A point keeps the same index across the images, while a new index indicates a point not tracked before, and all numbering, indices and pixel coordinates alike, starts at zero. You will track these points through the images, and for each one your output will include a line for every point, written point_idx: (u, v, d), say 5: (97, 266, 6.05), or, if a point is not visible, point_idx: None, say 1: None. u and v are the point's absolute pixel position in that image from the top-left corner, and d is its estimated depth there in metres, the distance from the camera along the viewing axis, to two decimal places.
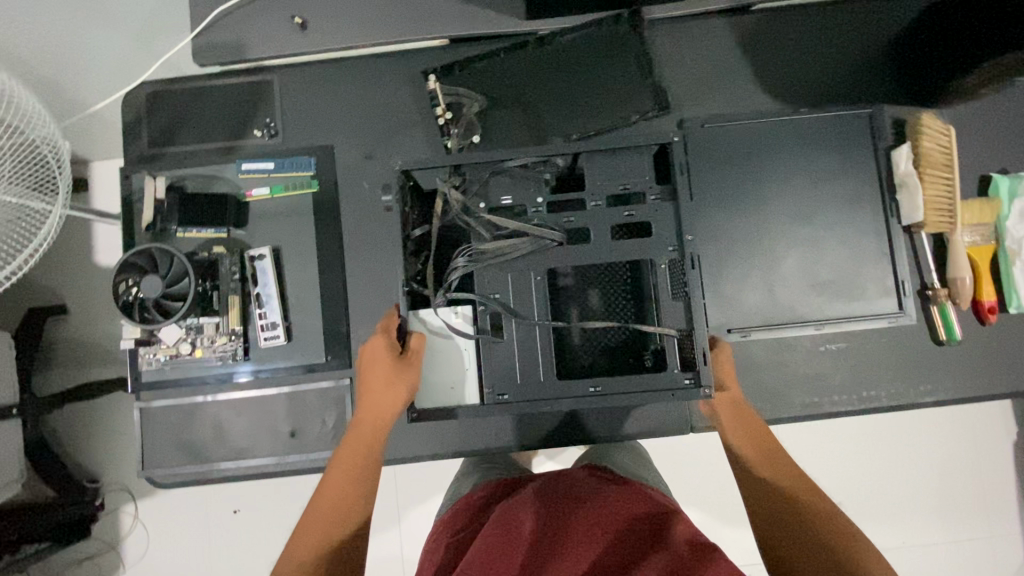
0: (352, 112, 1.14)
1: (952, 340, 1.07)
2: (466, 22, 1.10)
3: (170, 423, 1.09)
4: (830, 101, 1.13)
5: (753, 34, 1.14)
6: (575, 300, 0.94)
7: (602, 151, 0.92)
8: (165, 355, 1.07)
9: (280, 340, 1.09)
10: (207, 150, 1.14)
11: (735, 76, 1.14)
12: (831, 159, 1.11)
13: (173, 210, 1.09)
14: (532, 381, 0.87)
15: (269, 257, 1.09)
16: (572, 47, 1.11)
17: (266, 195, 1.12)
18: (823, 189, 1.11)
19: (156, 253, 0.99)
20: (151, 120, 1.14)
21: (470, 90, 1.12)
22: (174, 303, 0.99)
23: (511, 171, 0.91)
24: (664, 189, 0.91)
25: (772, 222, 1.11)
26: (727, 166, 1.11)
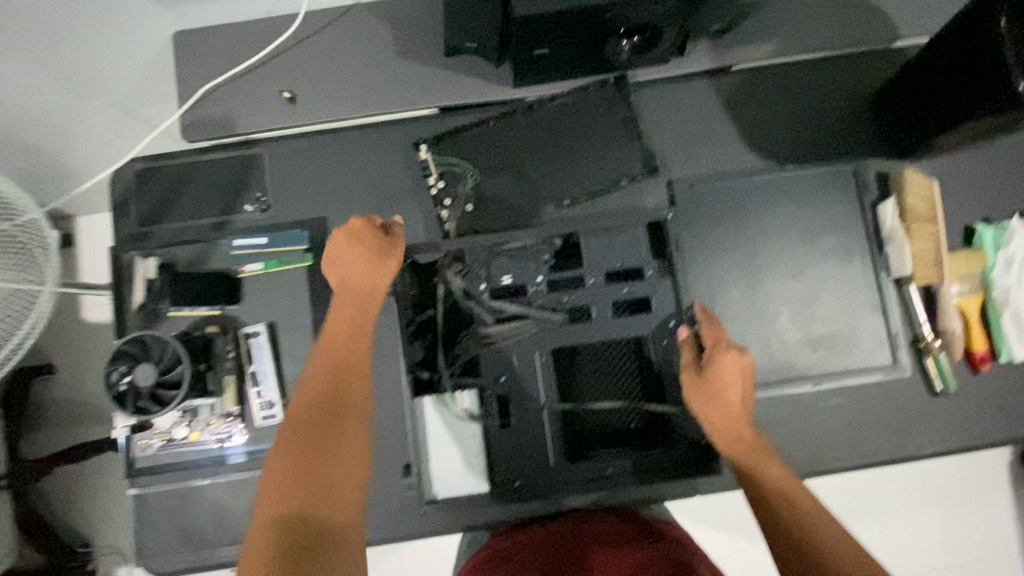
0: (345, 183, 1.15)
1: (948, 390, 1.09)
2: (455, 93, 1.12)
3: (169, 507, 1.08)
4: (814, 157, 1.16)
5: (736, 94, 1.17)
6: (580, 373, 0.95)
7: (599, 226, 0.93)
8: (160, 440, 1.07)
9: (278, 418, 1.08)
10: (198, 227, 1.13)
11: (720, 135, 1.16)
12: (820, 214, 1.13)
13: (165, 290, 1.08)
14: (541, 463, 0.88)
15: (265, 334, 1.09)
16: (561, 110, 1.12)
17: (259, 271, 1.11)
18: (814, 246, 1.12)
19: (148, 341, 0.98)
20: (139, 197, 1.13)
21: (464, 158, 1.12)
22: (170, 391, 0.98)
23: (510, 251, 0.92)
24: (661, 263, 0.93)
25: (765, 279, 1.12)
26: (720, 224, 1.13)
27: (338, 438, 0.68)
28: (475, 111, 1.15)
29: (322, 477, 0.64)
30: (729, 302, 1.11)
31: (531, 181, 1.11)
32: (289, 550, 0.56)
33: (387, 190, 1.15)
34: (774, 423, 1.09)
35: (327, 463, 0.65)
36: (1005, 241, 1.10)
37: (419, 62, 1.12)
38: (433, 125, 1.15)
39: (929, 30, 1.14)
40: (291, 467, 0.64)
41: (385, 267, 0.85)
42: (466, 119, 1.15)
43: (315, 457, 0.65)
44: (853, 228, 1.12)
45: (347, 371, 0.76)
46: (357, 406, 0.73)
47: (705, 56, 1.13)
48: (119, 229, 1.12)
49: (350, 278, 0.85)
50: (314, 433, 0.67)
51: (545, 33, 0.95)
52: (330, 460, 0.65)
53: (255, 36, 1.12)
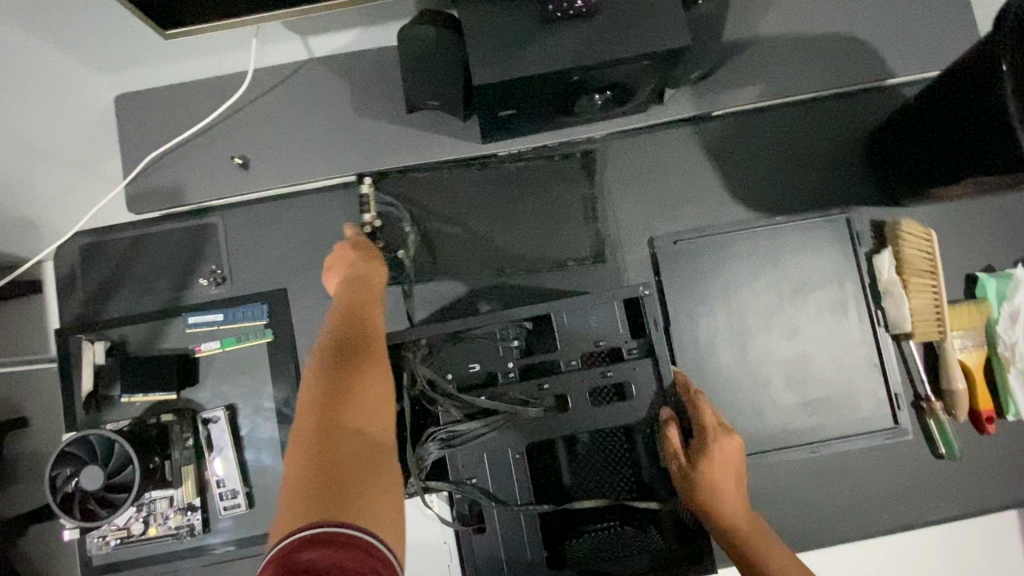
0: (306, 250, 1.07)
1: (952, 455, 1.02)
2: (420, 153, 1.04)
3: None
4: (806, 207, 1.09)
5: (720, 142, 1.10)
6: (562, 465, 0.86)
7: (571, 304, 0.83)
8: (115, 538, 0.99)
9: (241, 508, 1.00)
10: (151, 305, 1.06)
11: (704, 187, 1.10)
12: (811, 269, 1.06)
13: (115, 376, 1.01)
14: (521, 574, 0.79)
15: (224, 418, 1.01)
16: (529, 169, 1.09)
17: (216, 349, 1.04)
18: (807, 302, 1.06)
19: (94, 439, 0.91)
20: (87, 275, 1.06)
21: (434, 228, 1.07)
22: (118, 495, 0.90)
23: (475, 334, 0.84)
24: (641, 342, 0.83)
25: (755, 339, 1.05)
26: (707, 281, 1.06)
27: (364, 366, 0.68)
28: (443, 169, 1.07)
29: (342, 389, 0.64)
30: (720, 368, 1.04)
31: (503, 247, 1.08)
32: (318, 459, 0.56)
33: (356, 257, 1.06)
34: (770, 494, 1.03)
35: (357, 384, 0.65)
36: (1009, 291, 1.03)
37: (380, 119, 1.05)
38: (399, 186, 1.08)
39: (923, 67, 1.07)
40: (335, 393, 0.63)
41: (379, 274, 0.90)
42: (434, 178, 1.08)
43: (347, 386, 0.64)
44: (847, 282, 1.05)
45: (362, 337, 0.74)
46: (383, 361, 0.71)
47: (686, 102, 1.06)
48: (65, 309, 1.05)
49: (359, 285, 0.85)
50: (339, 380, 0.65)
51: (512, 96, 0.88)
52: (365, 387, 0.65)
53: (203, 100, 1.05)
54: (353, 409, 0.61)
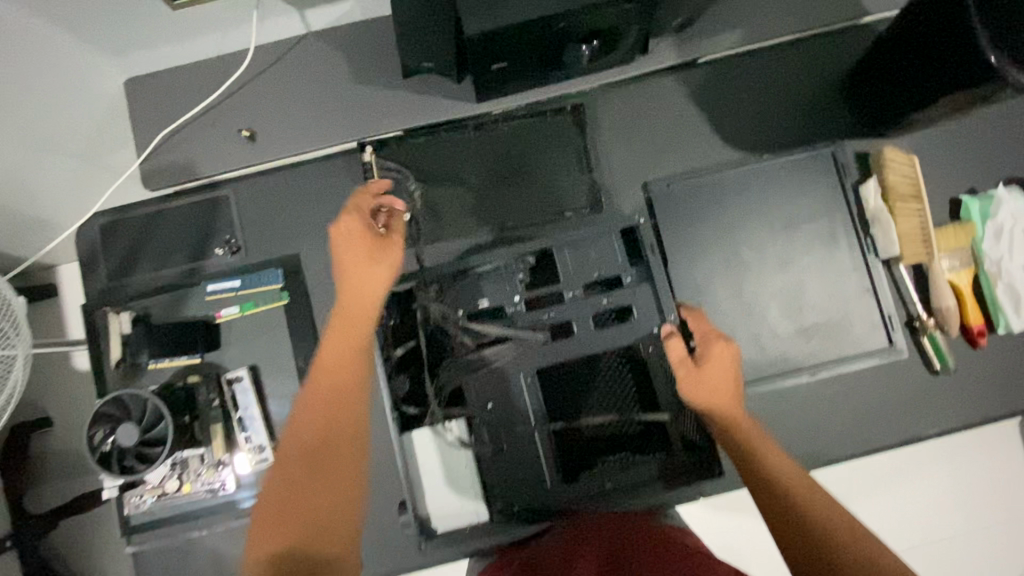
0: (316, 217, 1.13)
1: (946, 369, 1.06)
2: (420, 114, 1.08)
3: (172, 564, 1.07)
4: (789, 146, 1.14)
5: (703, 88, 1.15)
6: (572, 393, 0.91)
7: (572, 239, 0.89)
8: (152, 495, 1.04)
9: (269, 462, 1.05)
10: (172, 277, 1.10)
11: (691, 132, 1.15)
12: (803, 204, 1.10)
13: (139, 343, 1.03)
14: (539, 489, 0.84)
15: (247, 377, 1.07)
16: (517, 129, 1.12)
17: (236, 313, 1.12)
18: (801, 236, 1.10)
19: (128, 400, 0.96)
20: (107, 252, 1.11)
21: (434, 188, 1.11)
22: (153, 449, 0.95)
23: (483, 272, 0.89)
24: (640, 269, 0.88)
25: (751, 272, 1.09)
26: (701, 220, 1.10)
27: (324, 441, 0.64)
28: (440, 130, 1.11)
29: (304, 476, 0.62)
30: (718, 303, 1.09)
31: (501, 203, 1.12)
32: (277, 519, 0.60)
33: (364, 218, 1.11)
34: (772, 418, 1.08)
35: (316, 486, 0.62)
36: (993, 211, 1.07)
37: (377, 85, 1.09)
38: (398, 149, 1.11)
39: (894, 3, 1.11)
40: (284, 483, 0.62)
41: (389, 266, 0.74)
42: (432, 139, 1.12)
43: (300, 475, 0.62)
44: (837, 213, 1.09)
45: (323, 379, 0.68)
46: (342, 413, 0.66)
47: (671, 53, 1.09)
48: (90, 287, 1.10)
49: (349, 281, 0.73)
50: (293, 477, 0.62)
51: (502, 46, 0.91)
52: (314, 460, 0.63)
53: (207, 77, 1.09)
54: (299, 535, 0.59)
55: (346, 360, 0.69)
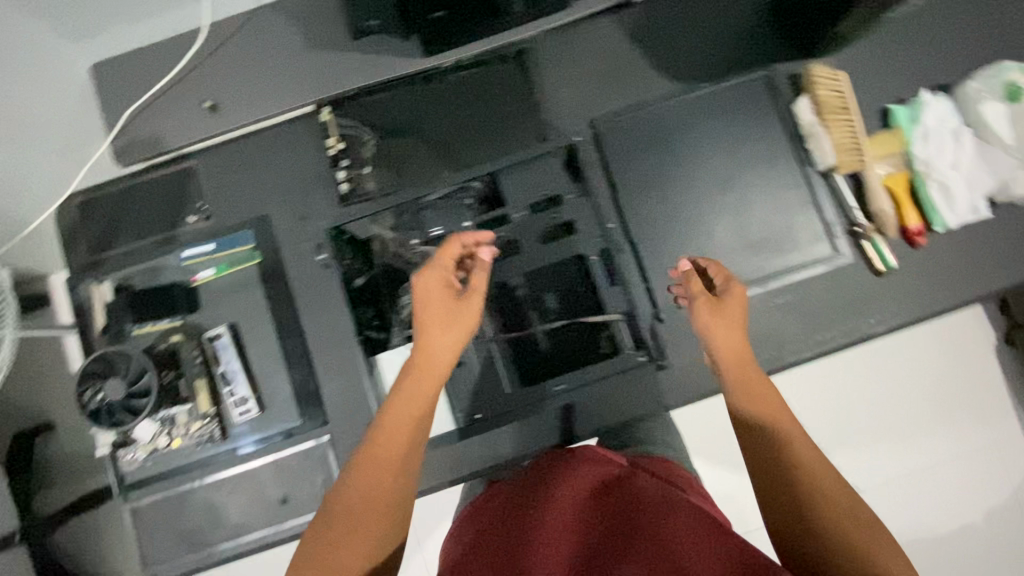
0: (274, 174, 1.16)
1: (890, 269, 1.11)
2: (370, 74, 1.15)
3: (163, 517, 1.10)
4: (729, 73, 1.18)
5: (640, 28, 1.19)
6: (530, 304, 1.13)
7: (512, 167, 1.11)
8: (144, 452, 1.10)
9: (254, 412, 1.11)
10: (149, 241, 1.16)
11: (634, 67, 1.18)
12: (744, 126, 1.16)
13: (124, 308, 1.12)
14: (500, 394, 1.06)
15: (226, 335, 1.12)
16: (466, 76, 1.18)
17: (211, 275, 1.16)
18: (743, 155, 1.15)
19: (112, 355, 1.02)
20: (85, 229, 1.16)
21: (381, 137, 1.16)
22: (141, 399, 1.00)
23: (434, 205, 1.13)
24: (571, 199, 1.10)
25: (699, 194, 1.14)
26: (649, 147, 1.15)
27: (378, 466, 0.75)
28: (380, 78, 1.15)
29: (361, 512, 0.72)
30: (669, 224, 1.13)
31: (448, 148, 1.15)
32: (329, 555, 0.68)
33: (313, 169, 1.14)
34: None
35: (367, 506, 0.73)
36: (921, 115, 1.13)
37: (326, 50, 1.16)
38: (351, 108, 1.16)
39: None
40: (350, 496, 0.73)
41: (464, 332, 0.86)
42: (373, 87, 1.16)
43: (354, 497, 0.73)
44: (773, 133, 1.15)
45: (396, 417, 0.79)
46: (407, 452, 0.78)
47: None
48: (68, 261, 1.15)
49: (433, 326, 0.85)
50: (353, 497, 0.73)
51: None
52: (373, 486, 0.74)
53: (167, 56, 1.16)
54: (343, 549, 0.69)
55: (423, 402, 0.81)
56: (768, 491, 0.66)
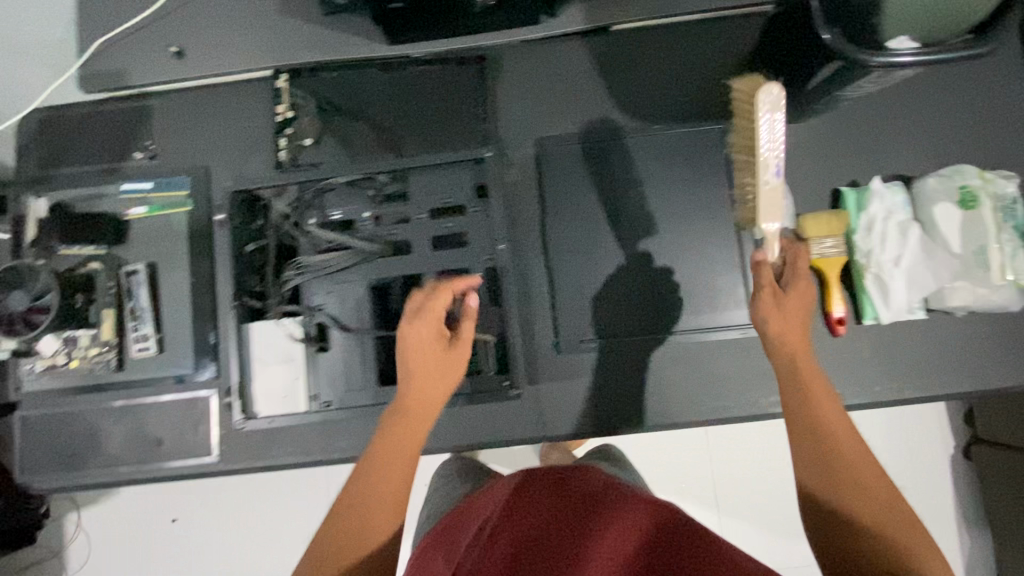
0: (393, 94, 0.99)
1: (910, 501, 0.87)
2: (579, 55, 0.99)
3: (45, 436, 0.96)
4: (1003, 271, 0.86)
5: (920, 165, 0.92)
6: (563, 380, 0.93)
7: (648, 250, 0.95)
8: (43, 366, 0.96)
9: (149, 352, 0.96)
10: (216, 102, 1.00)
11: (883, 201, 0.90)
12: (922, 345, 0.91)
13: (53, 227, 0.97)
14: (486, 436, 0.92)
15: (144, 273, 0.96)
16: (674, 111, 0.98)
17: (143, 215, 0.99)
18: (897, 383, 0.90)
19: (21, 268, 0.89)
20: (124, 50, 1.00)
21: (533, 125, 0.99)
22: (40, 317, 0.88)
23: (541, 234, 0.97)
24: (690, 326, 0.93)
25: (854, 395, 0.90)
26: (820, 315, 0.92)
27: (361, 532, 0.61)
28: (571, 65, 0.99)
29: (366, 522, 0.62)
30: (769, 407, 0.92)
31: (602, 178, 0.96)
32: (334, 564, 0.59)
33: (437, 112, 0.99)
34: None
35: (341, 556, 0.60)
36: None
37: None
38: (540, 68, 0.99)
39: None
40: (320, 551, 0.61)
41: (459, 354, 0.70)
42: (555, 65, 0.99)
43: (337, 546, 0.60)
44: (992, 375, 0.89)
45: (393, 468, 0.65)
46: (387, 523, 0.63)
47: (880, 123, 0.93)
48: (124, 81, 1.00)
49: (428, 386, 0.68)
50: (329, 542, 0.61)
51: None
52: (352, 538, 0.61)
53: None
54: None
55: (409, 453, 0.67)
56: (818, 480, 0.62)
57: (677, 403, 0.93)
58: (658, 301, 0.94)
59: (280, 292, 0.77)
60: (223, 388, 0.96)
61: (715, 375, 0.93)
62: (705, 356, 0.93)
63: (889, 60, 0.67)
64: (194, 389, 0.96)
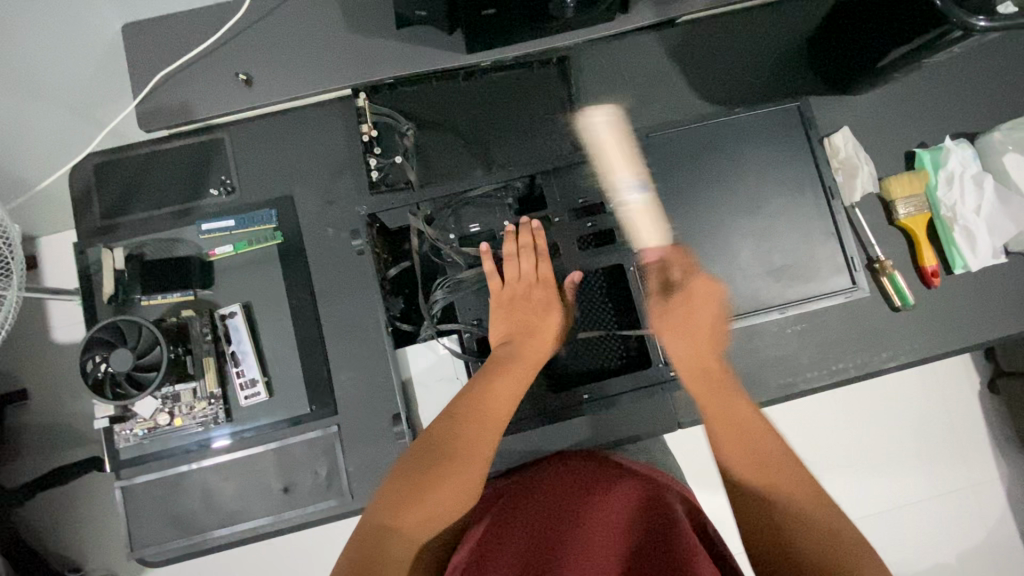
0: (478, 104, 0.99)
1: (907, 306, 0.95)
2: (653, 48, 1.01)
3: (154, 500, 0.89)
4: None
5: (980, 122, 1.00)
6: None
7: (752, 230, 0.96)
8: (142, 429, 0.89)
9: (260, 398, 0.90)
10: (294, 131, 0.97)
11: (960, 158, 0.96)
12: (1007, 289, 0.97)
13: (133, 280, 0.91)
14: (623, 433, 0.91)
15: (241, 315, 0.91)
16: (750, 95, 1.02)
17: (228, 254, 0.94)
18: (990, 326, 0.97)
19: (121, 325, 0.82)
20: (183, 83, 0.93)
21: (619, 122, 1.00)
22: (148, 374, 0.82)
23: None
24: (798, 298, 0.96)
25: (955, 341, 0.97)
26: (914, 272, 0.98)
27: (451, 466, 0.65)
28: (649, 61, 1.01)
29: (462, 445, 0.67)
30: (882, 364, 0.96)
31: (694, 163, 0.96)
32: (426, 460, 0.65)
33: (525, 118, 0.99)
34: None
35: (426, 488, 0.63)
36: None
37: None
38: (617, 65, 1.01)
39: None
40: (400, 484, 0.63)
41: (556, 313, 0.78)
42: (632, 62, 1.01)
43: (423, 473, 0.64)
44: None
45: (495, 408, 0.70)
46: (484, 451, 0.67)
47: (941, 88, 1.00)
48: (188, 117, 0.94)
49: (530, 328, 0.76)
50: (409, 479, 0.63)
51: None
52: (447, 441, 0.67)
53: None
54: (417, 515, 0.61)
55: (505, 411, 0.70)
56: (749, 467, 0.65)
57: (796, 372, 0.96)
58: (770, 277, 0.94)
59: (432, 310, 0.78)
60: (342, 423, 0.91)
61: (828, 340, 0.97)
62: (814, 324, 0.97)
63: (976, 23, 0.72)
64: (312, 430, 0.91)
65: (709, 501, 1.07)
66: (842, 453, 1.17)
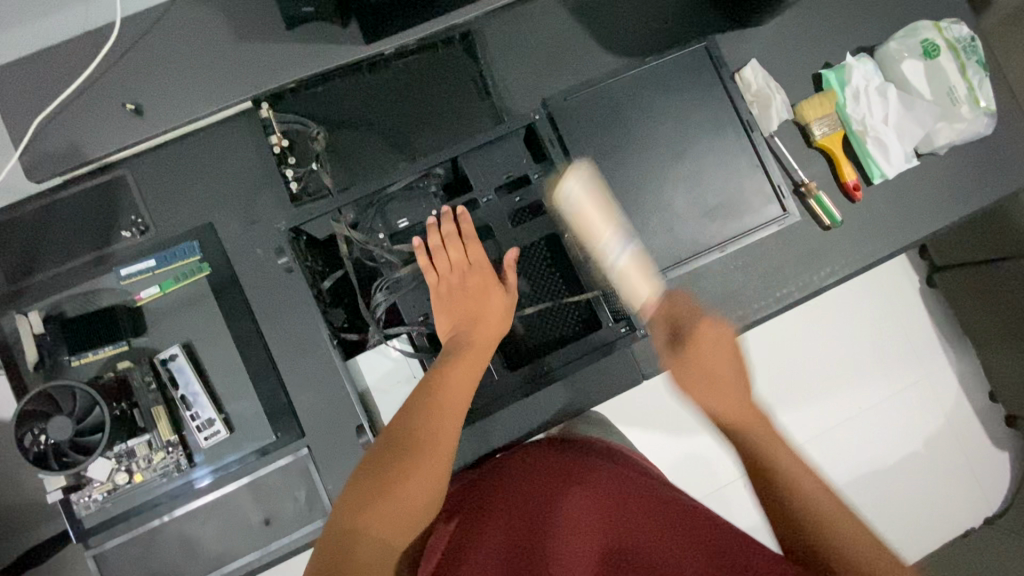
0: (389, 97, 0.96)
1: (835, 223, 0.99)
2: (557, 9, 1.00)
3: (132, 562, 0.85)
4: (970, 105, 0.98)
5: (878, 35, 1.04)
6: None
7: (684, 174, 0.96)
8: (103, 493, 0.85)
9: (222, 435, 0.87)
10: (199, 155, 0.92)
11: (862, 72, 0.99)
12: (925, 190, 1.02)
13: (59, 342, 0.86)
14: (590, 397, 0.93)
15: (183, 356, 0.87)
16: (657, 40, 1.01)
17: (156, 294, 0.89)
18: (912, 228, 1.02)
19: (54, 390, 0.77)
20: (64, 123, 0.86)
21: (535, 89, 0.99)
22: (96, 436, 0.78)
23: None
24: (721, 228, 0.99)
25: (886, 246, 1.01)
26: (839, 189, 1.01)
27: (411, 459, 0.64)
28: (554, 24, 0.99)
29: (419, 439, 0.66)
30: (822, 281, 1.00)
31: (615, 120, 0.95)
32: (380, 460, 0.64)
33: (438, 103, 0.97)
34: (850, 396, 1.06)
35: (393, 482, 0.62)
36: None
37: None
38: (524, 31, 0.99)
39: None
40: (363, 483, 0.62)
41: (496, 300, 0.79)
42: (538, 27, 0.99)
43: (390, 469, 0.62)
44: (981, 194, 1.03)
45: (454, 397, 0.70)
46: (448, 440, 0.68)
47: (836, 6, 1.03)
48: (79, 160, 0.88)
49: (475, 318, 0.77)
50: (374, 476, 0.62)
51: None
52: (405, 439, 0.66)
53: None
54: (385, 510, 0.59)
55: (461, 401, 0.70)
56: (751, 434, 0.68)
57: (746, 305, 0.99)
58: (706, 218, 0.95)
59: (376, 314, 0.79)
60: (313, 444, 0.89)
61: (770, 268, 1.00)
62: (755, 254, 1.00)
63: None
64: (282, 457, 0.88)
65: (688, 442, 1.09)
66: (805, 374, 1.22)
